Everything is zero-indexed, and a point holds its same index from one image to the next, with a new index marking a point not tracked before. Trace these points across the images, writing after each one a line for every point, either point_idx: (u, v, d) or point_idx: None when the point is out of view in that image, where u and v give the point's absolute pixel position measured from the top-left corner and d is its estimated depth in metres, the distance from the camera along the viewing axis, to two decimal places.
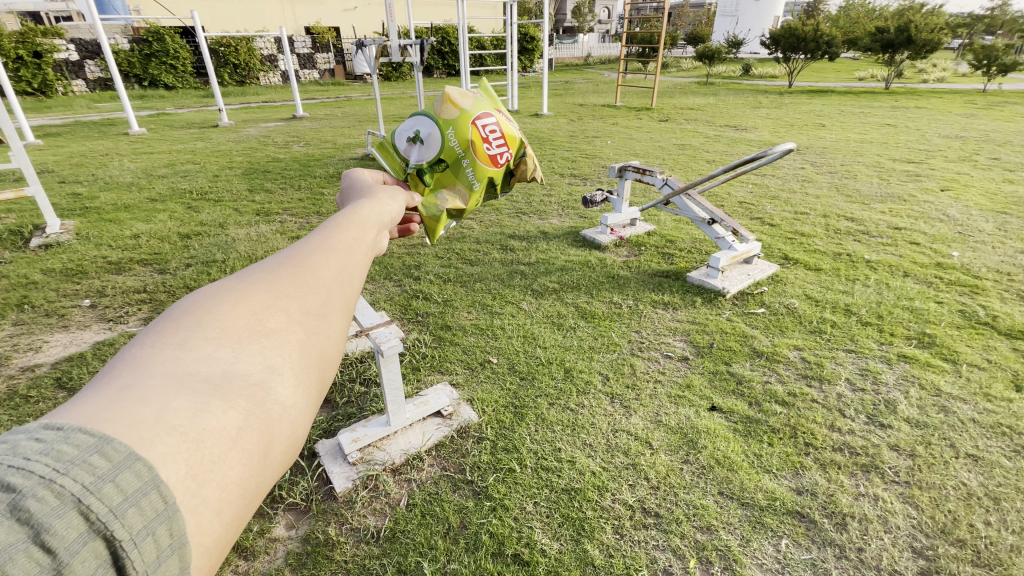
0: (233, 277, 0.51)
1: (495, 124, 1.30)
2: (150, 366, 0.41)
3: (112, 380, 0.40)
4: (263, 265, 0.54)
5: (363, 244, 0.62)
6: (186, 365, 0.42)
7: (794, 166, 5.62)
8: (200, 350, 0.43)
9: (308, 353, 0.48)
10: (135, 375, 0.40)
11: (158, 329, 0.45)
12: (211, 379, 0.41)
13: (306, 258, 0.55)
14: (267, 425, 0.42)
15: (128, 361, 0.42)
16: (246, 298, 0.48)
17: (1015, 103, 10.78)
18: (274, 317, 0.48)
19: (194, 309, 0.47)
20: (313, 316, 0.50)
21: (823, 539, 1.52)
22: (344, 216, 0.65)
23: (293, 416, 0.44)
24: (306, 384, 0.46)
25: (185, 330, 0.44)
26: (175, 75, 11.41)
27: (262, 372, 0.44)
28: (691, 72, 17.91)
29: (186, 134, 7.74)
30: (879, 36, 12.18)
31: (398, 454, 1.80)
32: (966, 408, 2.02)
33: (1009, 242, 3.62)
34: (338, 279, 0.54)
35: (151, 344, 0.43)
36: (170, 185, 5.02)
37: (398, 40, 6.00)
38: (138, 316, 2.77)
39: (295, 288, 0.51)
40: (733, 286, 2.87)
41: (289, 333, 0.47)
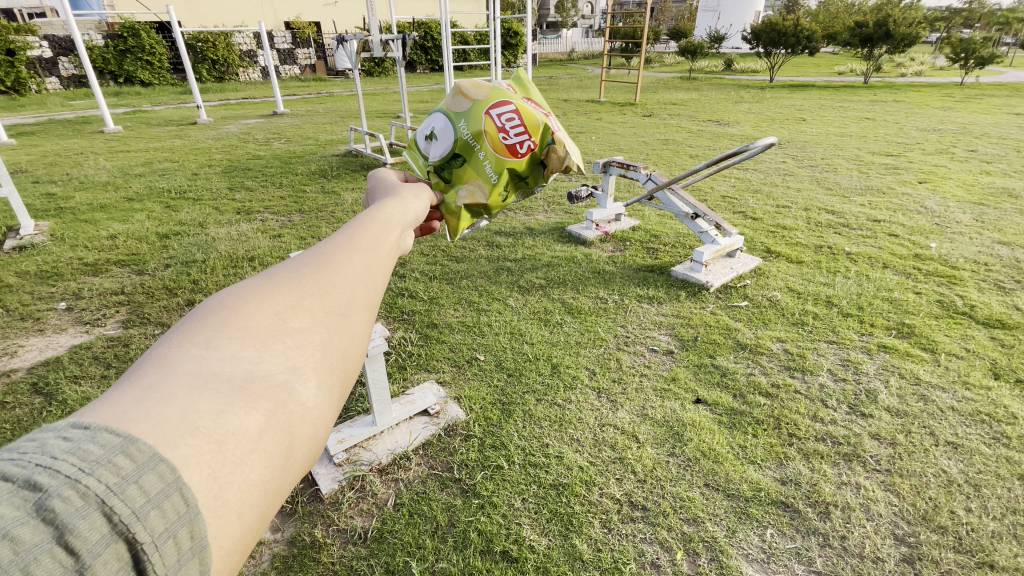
0: (259, 275, 0.49)
1: (514, 109, 1.17)
2: (174, 366, 0.39)
3: (137, 380, 0.38)
4: (288, 264, 0.52)
5: (388, 243, 0.59)
6: (210, 365, 0.39)
7: (775, 160, 5.69)
8: (224, 350, 0.40)
9: (332, 352, 0.44)
10: (160, 375, 0.38)
11: (183, 328, 0.43)
12: (234, 379, 0.39)
13: (331, 256, 0.52)
14: (289, 427, 0.39)
15: (152, 361, 0.39)
16: (270, 295, 0.46)
17: (989, 96, 11.02)
18: (298, 316, 0.45)
19: (218, 307, 0.44)
20: (338, 314, 0.47)
21: (807, 528, 1.54)
22: (368, 216, 0.62)
23: (316, 417, 0.41)
24: (329, 385, 0.43)
25: (210, 329, 0.42)
26: (151, 71, 11.15)
27: (286, 372, 0.41)
28: (674, 67, 18.01)
29: (163, 131, 7.58)
30: (858, 30, 12.35)
31: (384, 454, 1.79)
32: (945, 396, 2.07)
33: (984, 233, 3.71)
34: (364, 278, 0.51)
35: (177, 343, 0.41)
36: (147, 184, 4.91)
37: (379, 35, 5.92)
38: (116, 317, 2.70)
39: (319, 287, 0.48)
40: (716, 280, 2.90)
41: (313, 331, 0.44)
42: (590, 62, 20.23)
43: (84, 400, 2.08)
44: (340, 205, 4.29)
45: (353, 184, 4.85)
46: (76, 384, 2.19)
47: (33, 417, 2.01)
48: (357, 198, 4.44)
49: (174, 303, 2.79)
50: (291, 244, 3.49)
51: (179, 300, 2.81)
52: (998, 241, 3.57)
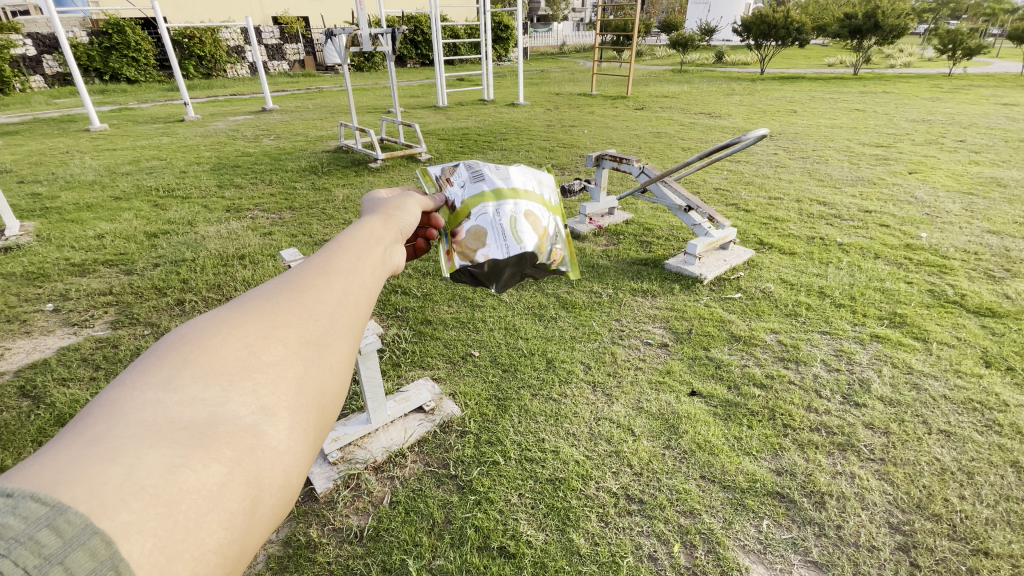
0: (228, 306, 0.47)
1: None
2: (127, 414, 0.36)
3: (79, 432, 0.34)
4: (260, 291, 0.50)
5: (371, 261, 0.58)
6: (168, 411, 0.37)
7: (767, 152, 5.70)
8: (186, 391, 0.38)
9: (307, 389, 0.43)
10: (108, 427, 0.34)
11: (139, 368, 0.40)
12: (194, 426, 0.36)
13: (309, 281, 0.51)
14: (257, 477, 0.37)
15: (102, 409, 0.36)
16: (239, 329, 0.44)
17: (979, 87, 11.10)
18: (271, 349, 0.44)
19: (181, 343, 0.42)
20: (314, 344, 0.46)
21: (802, 518, 1.55)
22: (350, 234, 0.62)
23: (286, 463, 0.39)
24: (301, 426, 0.41)
25: (170, 367, 0.40)
26: (137, 68, 10.97)
27: (254, 415, 0.39)
28: (666, 59, 18.00)
29: (151, 129, 7.48)
30: (848, 22, 12.38)
31: (380, 451, 1.77)
32: (937, 384, 2.09)
33: (974, 222, 3.74)
34: (344, 302, 0.51)
35: (130, 385, 0.38)
36: (135, 183, 4.85)
37: (369, 29, 5.83)
38: (104, 318, 2.66)
39: (294, 318, 0.47)
40: (710, 272, 2.90)
41: (286, 366, 0.43)
42: (581, 55, 20.13)
43: (73, 403, 2.05)
44: (331, 201, 4.25)
45: (344, 181, 4.80)
46: (64, 386, 2.16)
47: (21, 421, 1.97)
48: (348, 195, 4.39)
49: (163, 303, 2.76)
50: (282, 242, 3.45)
51: (169, 300, 2.78)
52: (987, 231, 3.59)
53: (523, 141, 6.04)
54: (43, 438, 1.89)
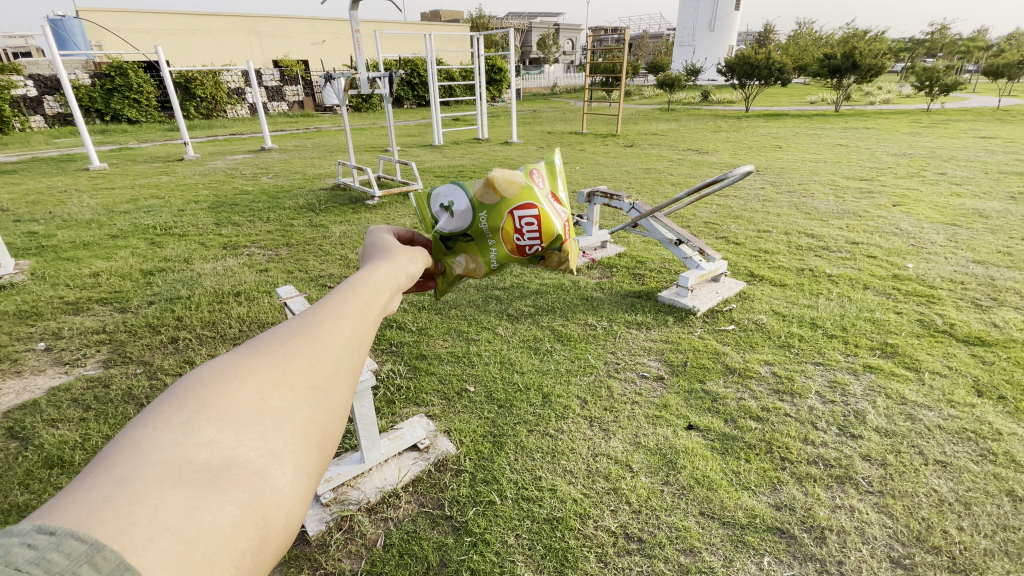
0: (241, 349, 0.49)
1: (543, 215, 0.98)
2: (148, 455, 0.37)
3: (105, 472, 0.35)
4: (270, 334, 0.52)
5: (375, 308, 0.60)
6: (186, 452, 0.38)
7: (755, 186, 5.84)
8: (203, 434, 0.40)
9: (311, 431, 0.45)
10: (132, 467, 0.36)
11: (159, 409, 0.41)
12: (210, 468, 0.38)
13: (317, 326, 0.53)
14: (264, 518, 0.38)
15: (125, 450, 0.38)
16: (252, 374, 0.46)
17: (956, 122, 11.52)
18: (280, 395, 0.45)
19: (200, 385, 0.44)
20: (320, 389, 0.48)
21: (804, 555, 1.52)
22: (357, 279, 0.64)
23: (290, 505, 0.40)
24: (306, 466, 0.42)
25: (188, 410, 0.41)
26: (139, 109, 11.22)
27: (262, 457, 0.40)
28: (654, 99, 18.65)
29: (150, 168, 7.59)
30: (827, 62, 12.93)
31: (373, 492, 1.75)
32: (931, 414, 2.09)
33: (958, 252, 3.82)
34: (349, 349, 0.53)
35: (150, 427, 0.39)
36: (132, 221, 4.90)
37: (367, 72, 6.02)
38: (96, 357, 2.64)
39: (303, 362, 0.49)
40: (702, 304, 2.93)
41: (294, 411, 0.45)
42: (573, 96, 20.84)
43: (61, 444, 2.01)
44: (328, 237, 4.31)
45: (341, 218, 4.86)
46: (53, 427, 2.13)
47: (8, 462, 1.93)
48: (345, 231, 4.45)
49: (156, 341, 2.75)
50: (278, 278, 3.47)
51: (163, 338, 2.77)
52: (972, 261, 3.67)
53: None
54: (29, 480, 1.84)
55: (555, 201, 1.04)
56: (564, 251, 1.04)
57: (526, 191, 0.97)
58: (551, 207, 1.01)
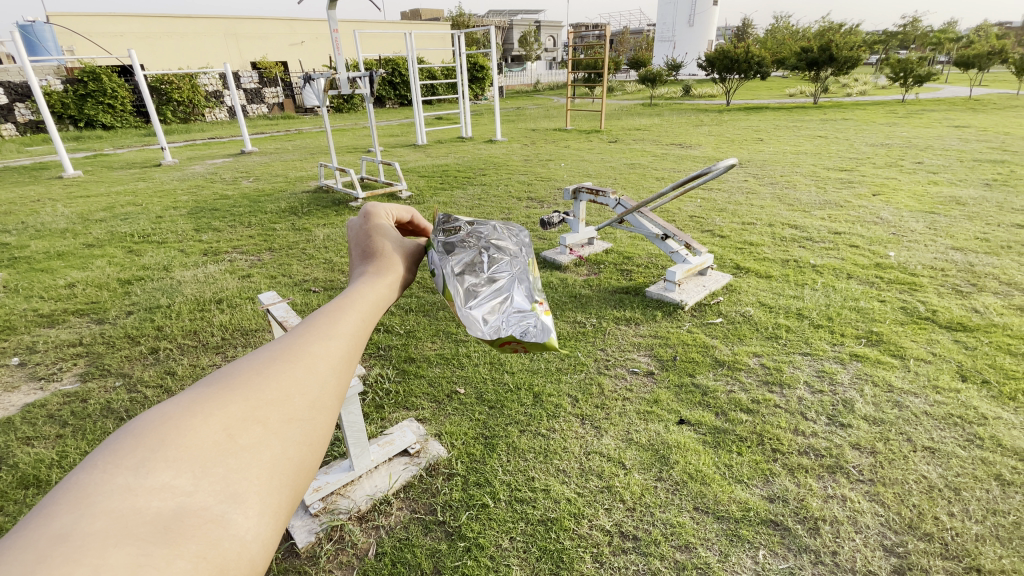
0: (208, 380, 0.45)
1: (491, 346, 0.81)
2: (92, 502, 0.31)
3: (36, 523, 0.28)
4: (244, 363, 0.49)
5: (360, 325, 0.57)
6: (137, 499, 0.32)
7: (737, 179, 5.89)
8: (159, 478, 0.34)
9: (281, 468, 0.41)
10: (72, 518, 0.29)
11: (108, 451, 0.36)
12: (160, 520, 0.32)
13: (298, 350, 0.51)
14: (224, 571, 0.32)
15: (69, 495, 0.31)
16: (220, 409, 0.42)
17: (931, 111, 11.74)
18: (250, 432, 0.42)
19: (160, 422, 0.39)
20: (296, 422, 0.45)
21: (798, 546, 1.52)
22: (345, 295, 0.62)
23: (252, 554, 0.35)
24: (272, 510, 0.38)
25: (143, 450, 0.36)
26: (113, 115, 10.95)
27: (221, 503, 0.36)
28: (635, 94, 18.73)
29: (126, 174, 7.43)
30: (804, 55, 13.10)
31: (363, 500, 1.71)
32: (917, 401, 2.12)
33: (938, 239, 3.89)
34: (331, 373, 0.50)
35: (96, 469, 0.33)
36: (109, 229, 4.78)
37: (346, 72, 5.91)
38: (73, 371, 2.56)
39: (278, 393, 0.46)
40: (690, 298, 2.94)
41: (264, 448, 0.41)
42: (556, 92, 20.84)
43: (37, 463, 1.93)
44: (311, 241, 4.24)
45: (325, 220, 4.79)
46: (28, 445, 2.05)
47: None
48: (328, 234, 4.39)
49: (136, 352, 2.67)
50: (261, 283, 3.40)
51: (142, 349, 2.69)
52: (951, 247, 3.73)
53: (502, 177, 6.15)
54: (3, 502, 1.77)
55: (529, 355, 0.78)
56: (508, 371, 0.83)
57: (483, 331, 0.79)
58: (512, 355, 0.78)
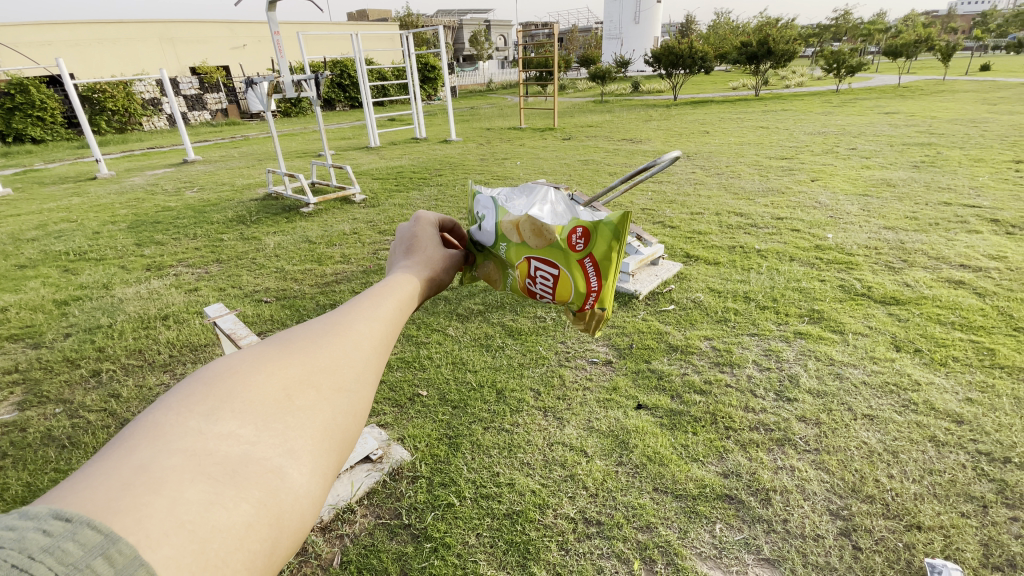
0: (270, 340, 0.53)
1: (559, 279, 0.88)
2: (170, 442, 0.40)
3: (127, 455, 0.38)
4: (299, 329, 0.56)
5: (400, 311, 0.63)
6: (206, 442, 0.41)
7: (686, 171, 6.07)
8: (227, 425, 0.42)
9: (332, 433, 0.48)
10: (153, 453, 0.39)
11: (184, 395, 0.44)
12: (229, 463, 0.40)
13: (347, 324, 0.57)
14: (278, 518, 0.40)
15: (149, 432, 0.41)
16: (279, 369, 0.49)
17: (862, 100, 12.43)
18: (305, 394, 0.48)
19: (228, 375, 0.47)
20: (345, 392, 0.51)
21: (752, 517, 1.60)
22: (384, 281, 0.68)
23: (305, 506, 0.42)
24: (322, 469, 0.45)
25: (214, 400, 0.44)
26: (41, 127, 10.25)
27: (280, 456, 0.43)
28: (587, 91, 19.02)
29: (58, 189, 6.97)
30: (744, 49, 13.64)
31: (325, 510, 1.67)
32: (856, 372, 2.26)
33: (871, 220, 4.13)
34: (374, 351, 0.56)
35: (176, 412, 0.43)
36: (41, 248, 4.48)
37: (291, 75, 5.73)
38: (6, 400, 2.39)
39: (329, 362, 0.52)
40: (644, 287, 3.01)
41: (316, 411, 0.48)
42: (509, 91, 20.91)
43: None
44: (262, 250, 4.10)
45: (276, 228, 4.65)
46: None
47: None
48: (280, 242, 4.26)
49: (77, 375, 2.52)
50: (209, 296, 3.27)
51: (83, 371, 2.55)
52: (883, 227, 3.98)
53: (457, 177, 6.13)
54: None
55: (600, 269, 0.84)
56: (582, 318, 0.90)
57: (553, 249, 0.87)
58: (579, 275, 0.85)
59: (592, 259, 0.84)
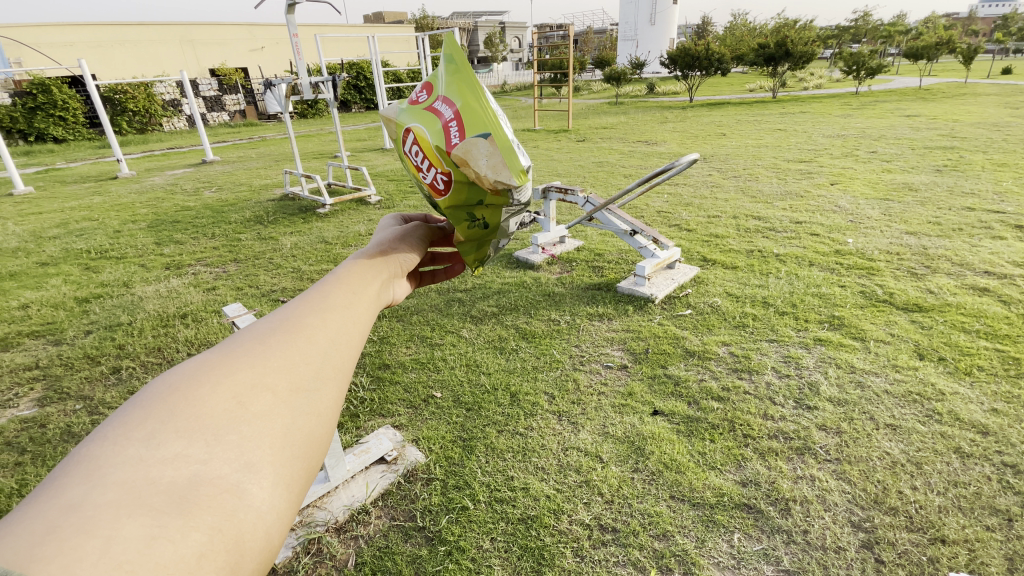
0: (216, 349, 0.45)
1: (419, 136, 0.84)
2: (105, 475, 0.33)
3: (53, 496, 0.31)
4: (250, 331, 0.48)
5: (363, 298, 0.56)
6: (149, 469, 0.34)
7: (702, 174, 6.02)
8: (169, 449, 0.35)
9: (293, 439, 0.40)
10: (85, 490, 0.31)
11: (122, 422, 0.37)
12: (176, 487, 0.33)
13: (303, 319, 0.50)
14: (238, 541, 0.33)
15: (82, 467, 0.33)
16: (227, 376, 0.42)
17: (883, 102, 12.23)
18: (260, 399, 0.41)
19: (168, 393, 0.40)
20: (303, 392, 0.43)
21: (771, 527, 1.57)
22: (344, 270, 0.60)
23: (268, 525, 0.35)
24: (286, 479, 0.38)
25: (154, 422, 0.37)
26: (65, 127, 10.48)
27: (237, 472, 0.36)
28: (602, 93, 18.97)
29: (81, 188, 7.12)
30: (762, 50, 13.49)
31: (341, 511, 1.68)
32: (878, 380, 2.21)
33: (893, 225, 4.05)
34: (338, 344, 0.49)
35: (111, 441, 0.35)
36: (64, 246, 4.58)
37: (308, 77, 5.78)
38: (29, 396, 2.43)
39: (284, 361, 0.45)
40: (660, 291, 2.99)
41: (275, 417, 0.41)
42: (524, 93, 20.95)
43: None
44: (279, 250, 4.15)
45: (292, 228, 4.70)
46: None
47: None
48: (297, 242, 4.31)
49: (96, 373, 2.56)
50: (227, 296, 3.31)
51: (103, 369, 2.59)
52: (905, 232, 3.90)
53: None
54: None
55: (446, 101, 0.83)
56: (461, 162, 0.78)
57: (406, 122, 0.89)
58: (433, 120, 0.83)
59: (441, 100, 0.84)
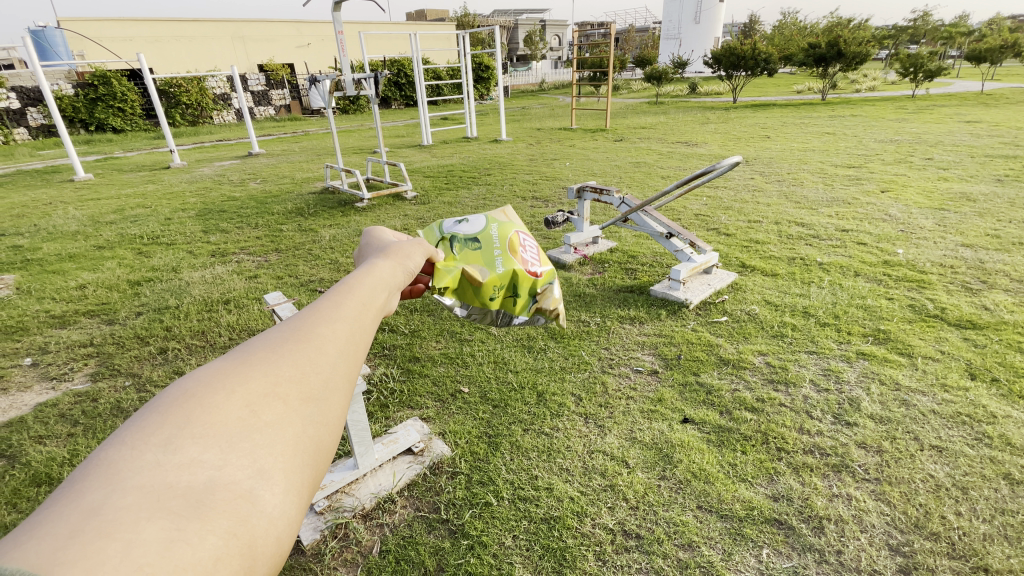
0: (228, 356, 0.47)
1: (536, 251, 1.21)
2: (124, 479, 0.34)
3: (75, 498, 0.32)
4: (262, 340, 0.49)
5: (371, 306, 0.59)
6: (166, 475, 0.35)
7: (743, 177, 5.85)
8: (185, 453, 0.37)
9: (304, 447, 0.42)
10: (105, 494, 0.32)
11: (139, 427, 0.38)
12: (192, 493, 0.34)
13: (312, 328, 0.51)
14: (250, 546, 0.35)
15: (100, 471, 0.34)
16: (241, 384, 0.43)
17: (942, 106, 11.57)
18: (271, 407, 0.43)
19: (183, 398, 0.41)
20: (313, 401, 0.45)
21: (802, 545, 1.52)
22: (353, 277, 0.62)
23: (279, 529, 0.37)
24: (296, 486, 0.40)
25: (170, 427, 0.38)
26: (123, 118, 11.03)
27: (249, 478, 0.37)
28: (642, 93, 18.67)
29: (136, 176, 7.50)
30: (812, 50, 12.98)
31: (368, 498, 1.72)
32: (925, 399, 2.10)
33: (948, 236, 3.84)
34: (346, 353, 0.51)
35: (129, 446, 0.37)
36: (119, 231, 4.84)
37: (352, 73, 5.91)
38: (84, 371, 2.59)
39: (296, 370, 0.46)
40: (694, 296, 2.93)
41: (287, 424, 0.42)
42: (562, 92, 20.82)
43: (49, 461, 1.97)
44: (317, 241, 4.26)
45: (331, 221, 4.83)
46: (40, 444, 2.08)
47: None
48: (334, 234, 4.42)
49: (145, 352, 2.70)
50: (268, 284, 3.42)
51: (151, 349, 2.73)
52: (961, 244, 3.69)
53: (507, 176, 6.17)
54: (16, 500, 1.80)
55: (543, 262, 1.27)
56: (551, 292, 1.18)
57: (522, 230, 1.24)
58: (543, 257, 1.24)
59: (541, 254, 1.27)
